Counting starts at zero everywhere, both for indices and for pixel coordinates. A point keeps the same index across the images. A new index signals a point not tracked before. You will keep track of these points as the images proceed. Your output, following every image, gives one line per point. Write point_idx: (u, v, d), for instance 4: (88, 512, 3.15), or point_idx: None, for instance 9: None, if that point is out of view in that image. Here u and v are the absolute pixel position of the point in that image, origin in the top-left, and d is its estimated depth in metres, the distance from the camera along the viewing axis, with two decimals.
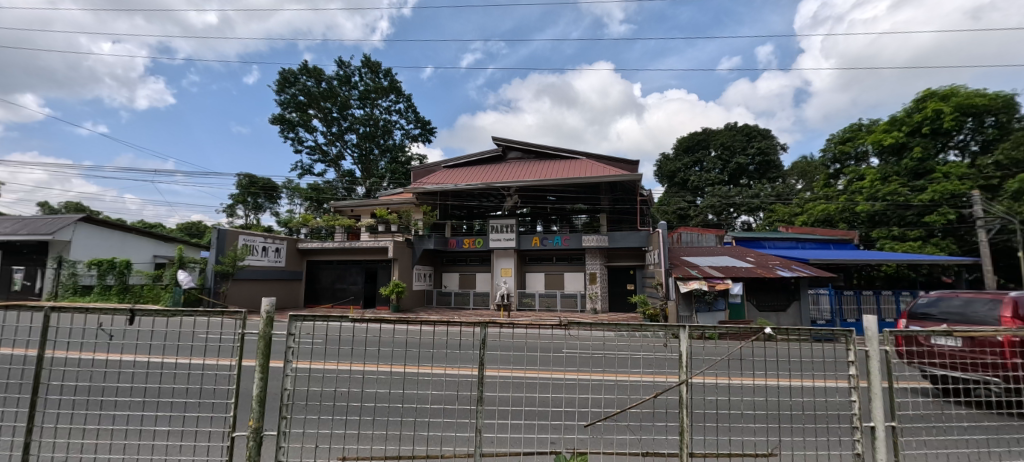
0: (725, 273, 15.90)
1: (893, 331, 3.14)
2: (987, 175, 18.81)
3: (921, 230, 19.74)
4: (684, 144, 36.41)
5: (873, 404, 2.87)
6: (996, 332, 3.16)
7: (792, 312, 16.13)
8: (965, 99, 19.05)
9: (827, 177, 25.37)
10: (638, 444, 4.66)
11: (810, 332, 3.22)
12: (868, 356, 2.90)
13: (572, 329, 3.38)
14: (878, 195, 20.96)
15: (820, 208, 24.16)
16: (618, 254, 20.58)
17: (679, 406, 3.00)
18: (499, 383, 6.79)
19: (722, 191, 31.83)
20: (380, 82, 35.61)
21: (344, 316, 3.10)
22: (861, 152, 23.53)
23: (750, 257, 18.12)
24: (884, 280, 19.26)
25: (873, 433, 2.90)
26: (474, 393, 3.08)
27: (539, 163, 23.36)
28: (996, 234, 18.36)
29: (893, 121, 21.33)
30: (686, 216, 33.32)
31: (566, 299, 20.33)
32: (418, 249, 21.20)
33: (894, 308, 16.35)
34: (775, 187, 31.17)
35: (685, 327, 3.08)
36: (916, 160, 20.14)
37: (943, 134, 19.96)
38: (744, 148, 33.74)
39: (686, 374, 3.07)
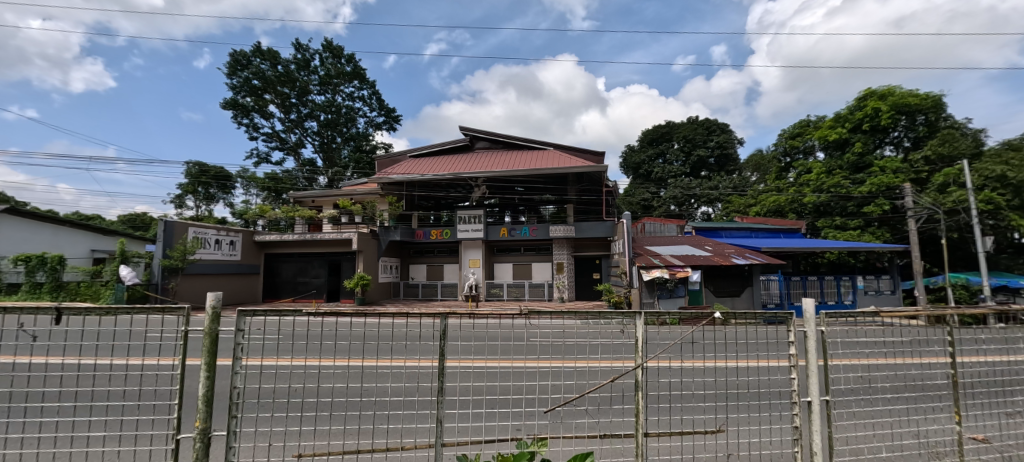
0: (685, 261, 16.48)
1: (830, 314, 3.29)
2: (916, 170, 20.12)
3: (859, 219, 20.98)
4: (648, 136, 37.00)
5: (808, 381, 3.06)
6: (916, 312, 3.26)
7: (746, 297, 16.85)
8: (902, 98, 20.22)
9: (779, 170, 26.37)
10: (596, 427, 5.05)
11: (756, 315, 3.32)
12: (806, 337, 3.07)
13: (533, 318, 3.32)
14: (823, 188, 22.09)
15: (771, 199, 24.79)
16: (585, 244, 20.93)
17: (634, 389, 3.08)
18: (460, 371, 6.90)
19: (684, 182, 32.72)
20: (342, 68, 34.61)
21: (298, 310, 3.01)
22: (809, 147, 24.58)
23: (708, 246, 18.77)
24: (827, 266, 20.53)
25: (809, 407, 3.08)
26: (433, 386, 3.00)
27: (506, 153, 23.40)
28: (926, 223, 19.78)
29: (838, 118, 22.54)
30: (649, 207, 34.10)
31: (533, 289, 20.60)
32: (384, 241, 20.98)
33: (835, 291, 17.42)
34: (733, 179, 32.24)
35: (640, 313, 3.15)
36: (857, 155, 21.38)
37: (880, 131, 21.16)
38: (705, 142, 34.65)
39: (643, 358, 3.15)
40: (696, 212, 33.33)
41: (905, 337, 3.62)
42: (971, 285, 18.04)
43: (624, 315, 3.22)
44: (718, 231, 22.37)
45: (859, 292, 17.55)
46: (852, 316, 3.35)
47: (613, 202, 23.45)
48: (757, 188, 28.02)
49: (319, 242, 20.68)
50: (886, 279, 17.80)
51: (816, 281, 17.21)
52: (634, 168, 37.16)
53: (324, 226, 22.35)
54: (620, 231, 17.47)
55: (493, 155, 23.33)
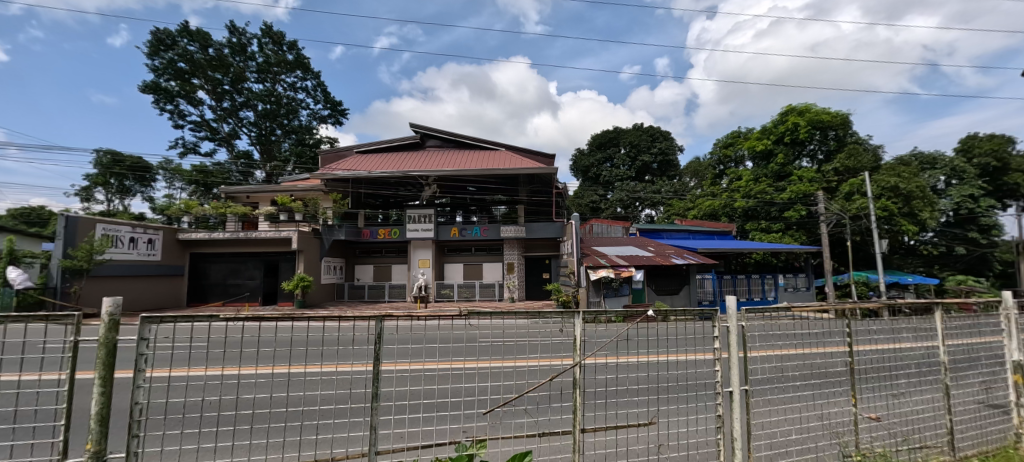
0: (629, 261, 17.11)
1: (750, 310, 3.60)
2: (828, 180, 22.15)
3: (781, 223, 22.66)
4: (596, 141, 37.96)
5: (731, 373, 3.32)
6: (821, 306, 3.59)
7: (683, 295, 17.71)
8: (817, 114, 22.18)
9: (714, 176, 27.77)
10: (534, 426, 5.28)
11: (685, 313, 3.56)
12: (729, 330, 3.36)
13: (472, 318, 3.32)
14: (751, 194, 23.71)
15: (706, 203, 25.74)
16: (536, 245, 21.30)
17: (572, 386, 3.22)
18: (400, 377, 6.89)
19: (629, 186, 33.93)
20: (284, 57, 33.30)
21: (213, 315, 2.77)
22: (739, 157, 26.23)
23: (651, 246, 19.54)
24: (754, 266, 22.15)
25: (731, 396, 3.35)
26: (367, 391, 2.89)
27: (458, 152, 23.37)
28: (835, 227, 21.81)
29: (764, 131, 24.34)
30: (598, 209, 35.09)
31: (484, 289, 20.62)
32: (327, 240, 20.34)
33: (760, 288, 18.60)
34: (674, 184, 33.81)
35: (578, 312, 3.30)
36: (780, 165, 23.24)
37: (798, 143, 23.11)
38: (649, 148, 35.98)
39: (581, 355, 3.32)
40: (640, 215, 34.58)
41: (811, 330, 3.99)
42: (869, 282, 20.51)
43: (561, 315, 3.36)
44: (660, 233, 23.37)
45: (780, 289, 18.94)
46: (767, 312, 3.67)
47: (563, 203, 23.97)
48: (695, 192, 29.42)
49: (254, 241, 19.86)
50: (803, 276, 19.46)
51: (744, 279, 18.20)
52: (584, 171, 38.04)
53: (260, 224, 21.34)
54: (569, 232, 17.81)
55: (443, 154, 23.20)
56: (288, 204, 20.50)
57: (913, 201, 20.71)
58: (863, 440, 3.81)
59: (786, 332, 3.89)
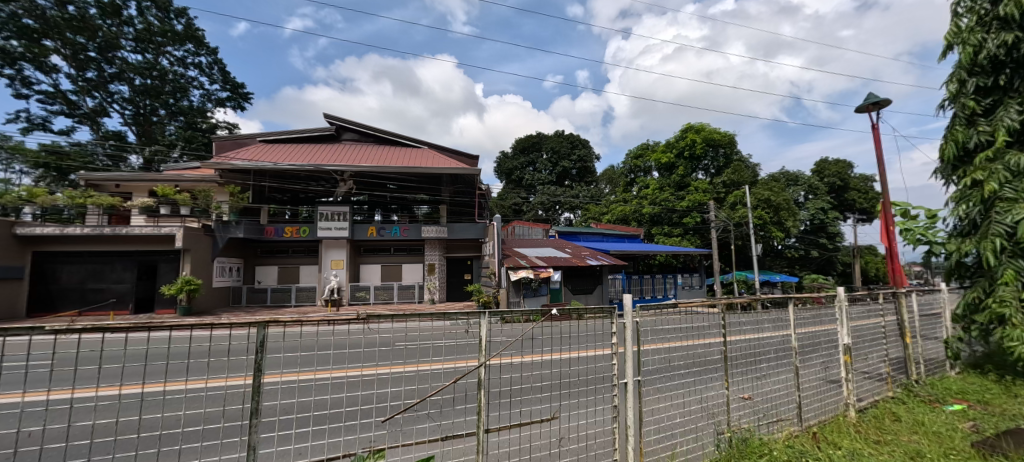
0: (548, 262, 17.69)
1: (643, 307, 3.96)
2: (717, 191, 24.72)
3: (680, 228, 24.90)
4: (519, 145, 38.62)
5: (625, 366, 3.67)
6: (705, 303, 4.02)
7: (596, 293, 18.76)
8: (711, 133, 25.06)
9: (626, 184, 29.42)
10: (439, 430, 5.55)
11: (586, 311, 3.82)
12: (624, 327, 3.69)
13: (371, 322, 3.28)
14: (656, 201, 25.71)
15: (618, 209, 27.33)
16: (457, 246, 21.35)
17: (477, 388, 3.33)
18: (308, 390, 6.72)
19: (549, 190, 34.97)
20: (170, 27, 28.47)
21: (38, 327, 2.47)
22: (647, 167, 28.19)
23: (568, 248, 20.41)
24: (658, 267, 24.06)
25: (625, 387, 3.70)
26: (246, 407, 2.70)
27: (377, 148, 22.76)
28: (723, 233, 24.46)
29: (667, 145, 26.61)
30: (519, 211, 35.80)
31: (403, 291, 20.08)
32: (221, 239, 18.72)
33: (663, 286, 20.70)
34: (590, 189, 35.46)
35: (483, 314, 3.38)
36: (680, 176, 25.51)
37: (694, 158, 25.61)
38: (568, 155, 37.38)
39: (486, 356, 3.50)
40: (560, 218, 35.80)
41: (696, 322, 4.48)
42: (750, 281, 23.99)
43: (467, 316, 3.47)
44: (577, 236, 23.78)
45: (679, 287, 21.26)
46: (657, 309, 4.08)
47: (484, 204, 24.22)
48: (609, 198, 30.94)
49: (126, 237, 17.37)
50: (696, 276, 22.05)
51: (648, 278, 20.38)
52: (506, 174, 38.50)
53: (132, 218, 18.80)
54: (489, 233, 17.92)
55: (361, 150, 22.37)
56: (171, 196, 18.74)
57: (780, 212, 23.54)
58: (736, 420, 4.40)
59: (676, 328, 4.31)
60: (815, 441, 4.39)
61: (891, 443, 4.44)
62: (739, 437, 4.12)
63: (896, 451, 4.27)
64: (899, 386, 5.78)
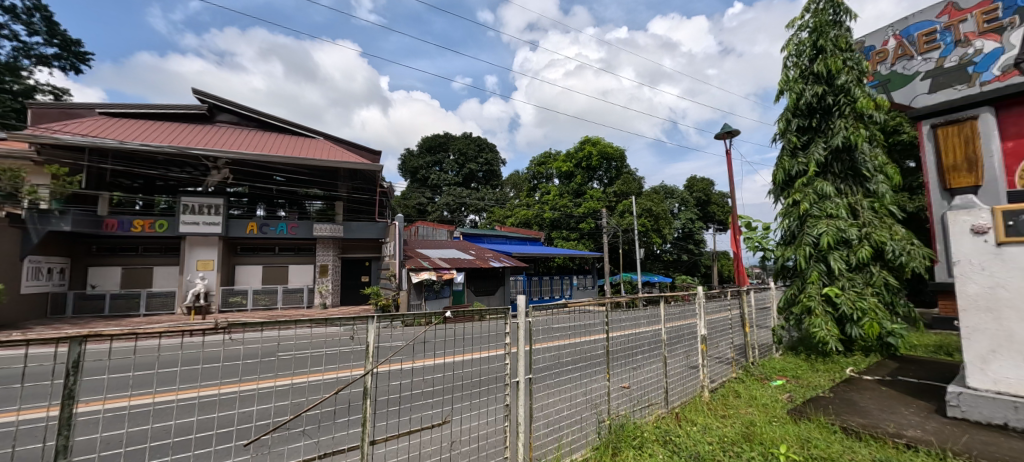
0: (451, 263, 17.66)
1: (537, 306, 4.20)
2: (610, 200, 26.56)
3: (578, 234, 26.42)
4: (426, 144, 38.10)
5: (518, 365, 3.91)
6: (593, 300, 4.37)
7: (499, 294, 19.12)
8: (605, 146, 26.95)
9: (529, 189, 30.38)
10: (320, 446, 5.50)
11: (483, 312, 3.92)
12: (518, 327, 3.93)
13: (233, 332, 3.12)
14: (555, 207, 26.98)
15: (521, 212, 28.32)
16: (353, 246, 20.53)
17: (363, 397, 3.28)
18: (178, 413, 6.20)
19: (455, 191, 34.83)
20: None
21: None
22: (549, 174, 29.49)
23: (472, 250, 20.62)
24: (557, 270, 25.26)
25: (518, 385, 3.91)
26: (53, 443, 2.55)
27: (262, 134, 21.04)
28: (614, 238, 26.38)
29: (568, 155, 28.11)
30: (424, 211, 35.00)
31: (288, 295, 18.69)
32: (40, 233, 14.86)
33: (559, 287, 22.06)
34: (495, 193, 36.10)
35: (372, 319, 3.33)
36: (578, 184, 27.12)
37: (590, 169, 27.44)
38: (475, 158, 37.78)
39: (373, 363, 3.38)
40: (465, 220, 35.97)
41: (584, 320, 4.84)
42: (634, 281, 26.65)
43: (354, 322, 3.38)
44: (481, 237, 24.36)
45: (574, 288, 22.76)
46: (548, 309, 4.34)
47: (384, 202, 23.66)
48: (513, 202, 31.72)
49: None
50: (590, 278, 23.76)
51: (545, 279, 21.48)
52: (411, 173, 37.69)
53: None
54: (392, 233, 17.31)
55: (243, 134, 20.42)
56: None
57: (660, 220, 25.86)
58: (615, 407, 4.89)
59: (568, 331, 4.58)
60: (678, 420, 5.10)
61: (734, 416, 5.25)
62: (618, 424, 4.64)
63: (737, 422, 5.05)
64: (740, 373, 6.78)
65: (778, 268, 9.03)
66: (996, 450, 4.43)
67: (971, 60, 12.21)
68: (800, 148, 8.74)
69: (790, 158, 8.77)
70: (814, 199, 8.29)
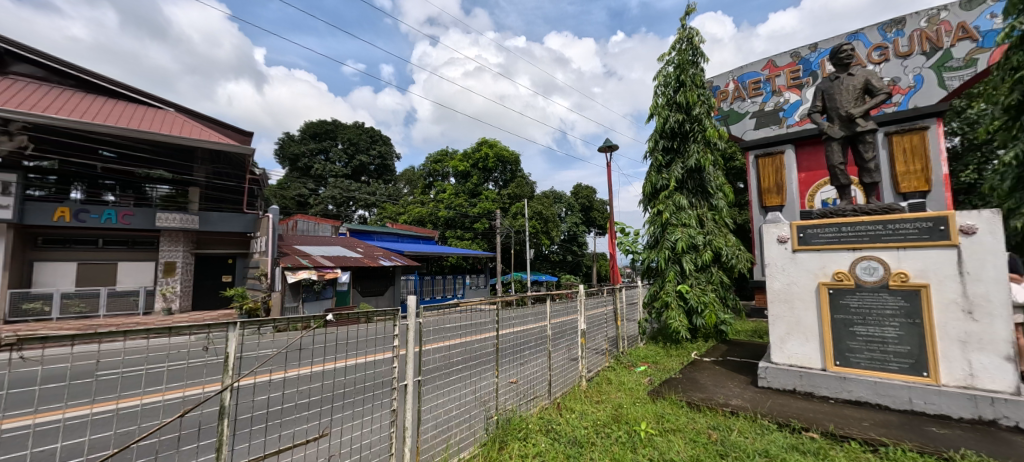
0: (335, 261, 16.72)
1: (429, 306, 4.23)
2: (503, 202, 27.32)
3: (472, 233, 26.76)
4: (310, 130, 35.34)
5: (406, 369, 3.90)
6: (483, 299, 4.50)
7: (388, 295, 18.82)
8: (502, 150, 27.86)
9: (423, 186, 29.94)
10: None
11: (369, 315, 3.82)
12: (409, 329, 3.93)
13: (40, 348, 2.74)
14: (450, 205, 26.89)
15: (415, 210, 27.24)
16: (211, 241, 17.66)
17: (219, 415, 3.02)
18: None
19: (343, 184, 33.05)
20: None
21: None
22: (445, 173, 29.41)
23: (359, 247, 19.86)
24: (450, 270, 25.21)
25: (406, 388, 3.91)
26: None
27: (82, 94, 15.97)
28: (507, 239, 27.17)
29: (464, 155, 28.35)
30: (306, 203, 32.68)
31: (117, 300, 14.91)
32: None
33: (452, 287, 22.02)
34: (387, 188, 35.07)
35: (232, 326, 3.10)
36: (473, 184, 27.55)
37: (486, 170, 28.13)
38: (367, 149, 36.52)
39: (232, 377, 3.12)
40: (352, 215, 34.31)
41: (475, 319, 4.89)
42: (524, 281, 27.57)
43: (208, 331, 3.11)
44: (371, 235, 23.09)
45: (467, 287, 22.90)
46: (438, 308, 4.37)
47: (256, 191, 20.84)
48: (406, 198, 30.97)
49: None
50: (483, 278, 24.15)
51: (438, 279, 21.37)
52: (291, 160, 34.57)
53: None
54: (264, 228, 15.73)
55: (75, 86, 16.24)
56: None
57: (549, 223, 26.99)
58: (503, 402, 5.05)
59: (459, 331, 4.66)
60: (559, 409, 5.49)
61: (605, 401, 5.74)
62: (504, 419, 4.87)
63: (608, 406, 5.54)
64: (609, 365, 7.38)
65: (645, 269, 9.93)
66: (790, 409, 5.43)
67: (781, 107, 14.69)
68: (664, 166, 9.79)
69: (656, 174, 9.80)
70: (673, 210, 9.32)
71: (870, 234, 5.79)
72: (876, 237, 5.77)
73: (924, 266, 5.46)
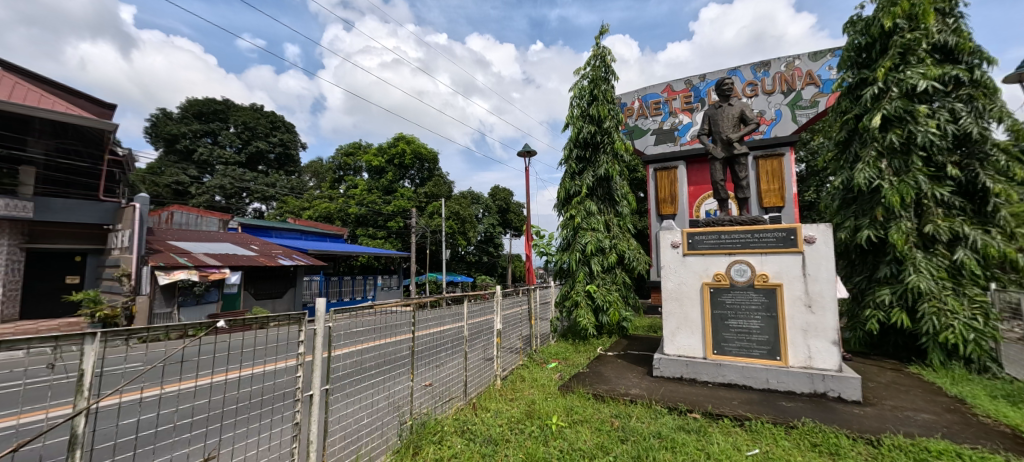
0: (222, 261, 15.08)
1: (338, 309, 4.05)
2: (420, 200, 26.94)
3: (385, 232, 26.08)
4: (194, 108, 31.40)
5: (312, 378, 3.70)
6: (397, 301, 4.38)
7: (286, 298, 17.80)
8: (419, 147, 27.45)
9: (332, 181, 28.65)
10: None
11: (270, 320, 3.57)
12: (315, 334, 3.76)
13: None
14: (362, 202, 25.84)
15: (322, 206, 25.84)
16: (53, 230, 14.19)
17: (70, 443, 2.64)
18: None
19: (236, 173, 30.05)
20: None
21: None
22: (357, 167, 28.30)
23: (253, 245, 18.22)
24: (359, 270, 24.42)
25: (311, 399, 3.71)
26: None
27: None
28: (421, 238, 26.84)
29: (379, 149, 27.50)
30: (185, 193, 28.92)
31: None
32: None
33: (361, 288, 21.29)
34: (290, 180, 32.80)
35: (91, 339, 2.73)
36: (389, 181, 26.80)
37: (403, 166, 27.57)
38: (266, 135, 33.75)
39: (90, 397, 2.76)
40: (246, 208, 31.58)
41: (388, 322, 4.79)
42: (440, 282, 27.26)
43: (55, 343, 2.74)
44: (268, 231, 21.22)
45: (378, 289, 22.29)
46: (348, 311, 4.19)
47: (118, 177, 17.77)
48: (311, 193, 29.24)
49: None
50: (396, 278, 23.65)
51: (347, 280, 20.53)
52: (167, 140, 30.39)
53: None
54: (127, 220, 13.87)
55: None
56: None
57: (466, 224, 26.93)
58: (418, 405, 5.01)
59: (371, 334, 4.50)
60: (473, 409, 5.54)
61: (519, 398, 5.88)
62: (418, 423, 4.81)
63: (522, 402, 5.68)
64: (522, 364, 7.54)
65: (557, 270, 10.29)
66: (678, 394, 5.94)
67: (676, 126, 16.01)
68: (577, 173, 10.21)
69: (570, 180, 10.20)
70: (584, 215, 9.75)
71: (741, 241, 6.49)
72: (745, 244, 6.47)
73: (780, 269, 6.24)
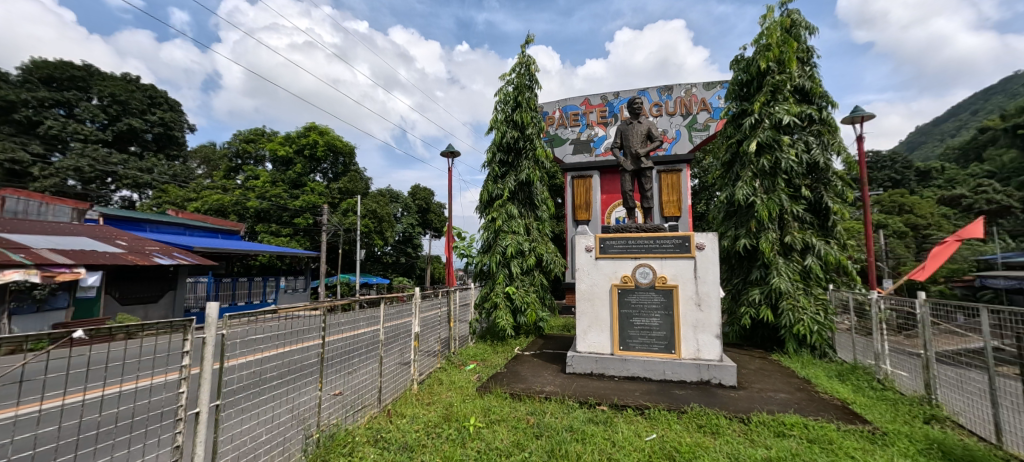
0: (76, 258, 12.61)
1: (233, 316, 3.71)
2: (332, 196, 25.82)
3: (290, 229, 24.62)
4: (42, 72, 25.50)
5: (199, 392, 3.35)
6: (302, 306, 4.10)
7: (161, 304, 16.21)
8: (333, 139, 26.33)
9: (228, 170, 26.43)
10: None
11: (150, 330, 3.16)
12: (204, 342, 3.41)
13: None
14: (265, 195, 24.05)
15: (214, 197, 23.47)
16: None
17: None
18: None
19: (98, 153, 24.49)
20: None
21: None
22: (259, 156, 26.40)
23: (120, 240, 15.60)
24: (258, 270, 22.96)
25: (197, 417, 3.35)
26: None
27: None
28: (331, 237, 25.74)
29: (286, 138, 25.90)
30: (24, 174, 23.29)
31: None
32: None
33: (261, 290, 19.96)
34: (172, 166, 28.75)
35: None
36: (297, 173, 25.37)
37: (314, 159, 26.25)
38: (142, 112, 28.32)
39: None
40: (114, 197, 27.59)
41: (294, 327, 4.50)
42: (352, 284, 25.89)
43: None
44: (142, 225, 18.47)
45: (281, 291, 21.05)
46: (246, 317, 3.85)
47: None
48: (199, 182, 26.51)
49: None
50: (302, 279, 22.51)
51: (244, 282, 19.08)
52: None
53: None
54: None
55: None
56: None
57: (382, 223, 26.34)
58: (326, 416, 4.75)
59: (272, 341, 4.18)
60: (388, 416, 5.38)
61: (436, 401, 5.82)
62: (326, 435, 4.56)
63: (439, 406, 5.64)
64: (439, 366, 7.43)
65: (477, 272, 10.34)
66: (588, 389, 6.21)
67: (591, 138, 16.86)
68: (499, 176, 10.33)
69: (492, 183, 10.28)
70: (504, 218, 9.88)
71: (646, 246, 6.93)
72: (649, 248, 6.92)
73: (676, 272, 6.76)
